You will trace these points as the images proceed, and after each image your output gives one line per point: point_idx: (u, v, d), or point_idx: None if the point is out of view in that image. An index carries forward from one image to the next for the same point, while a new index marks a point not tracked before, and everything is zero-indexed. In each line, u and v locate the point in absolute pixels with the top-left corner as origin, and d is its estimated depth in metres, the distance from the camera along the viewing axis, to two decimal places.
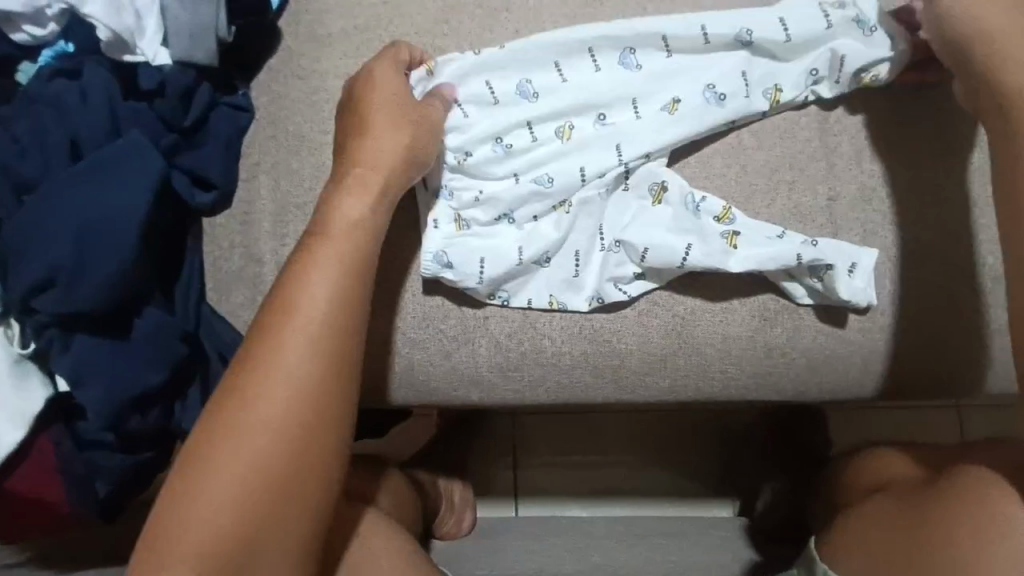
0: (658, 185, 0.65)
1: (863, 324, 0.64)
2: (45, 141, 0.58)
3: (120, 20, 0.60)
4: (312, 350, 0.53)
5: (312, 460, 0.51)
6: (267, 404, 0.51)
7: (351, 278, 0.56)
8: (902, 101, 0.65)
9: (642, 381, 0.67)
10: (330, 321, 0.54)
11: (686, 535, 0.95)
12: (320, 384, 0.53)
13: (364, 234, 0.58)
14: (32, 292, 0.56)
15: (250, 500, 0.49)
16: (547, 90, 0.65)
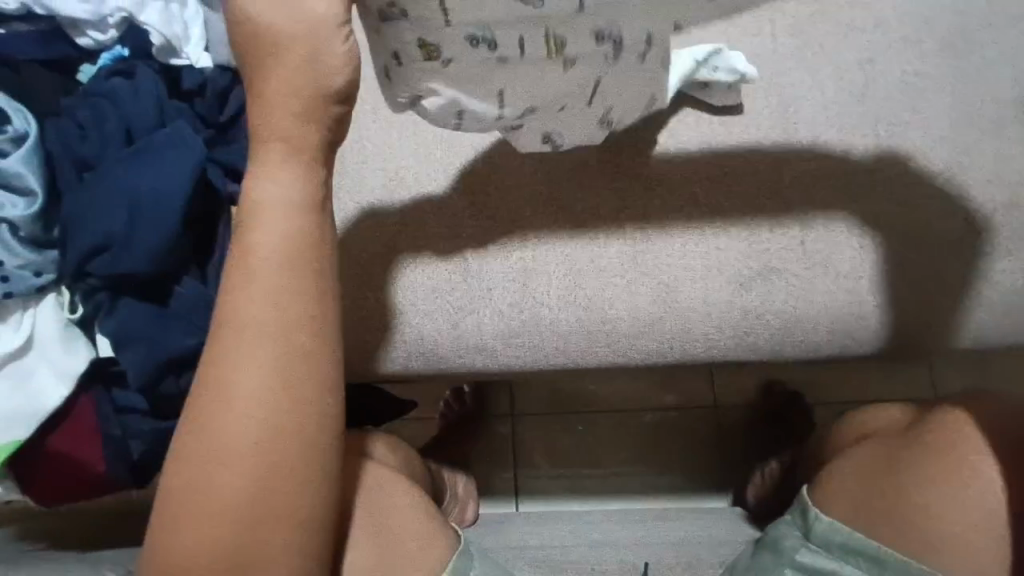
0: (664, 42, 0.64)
1: (832, 287, 0.72)
2: (103, 127, 0.66)
3: (170, 28, 0.69)
4: (265, 352, 0.55)
5: (293, 447, 0.55)
6: (234, 404, 0.54)
7: (294, 275, 0.56)
8: (853, 93, 0.75)
9: (634, 346, 0.73)
10: (278, 319, 0.55)
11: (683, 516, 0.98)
12: (290, 347, 0.56)
13: (304, 200, 0.57)
14: (85, 257, 0.64)
15: (242, 490, 0.54)
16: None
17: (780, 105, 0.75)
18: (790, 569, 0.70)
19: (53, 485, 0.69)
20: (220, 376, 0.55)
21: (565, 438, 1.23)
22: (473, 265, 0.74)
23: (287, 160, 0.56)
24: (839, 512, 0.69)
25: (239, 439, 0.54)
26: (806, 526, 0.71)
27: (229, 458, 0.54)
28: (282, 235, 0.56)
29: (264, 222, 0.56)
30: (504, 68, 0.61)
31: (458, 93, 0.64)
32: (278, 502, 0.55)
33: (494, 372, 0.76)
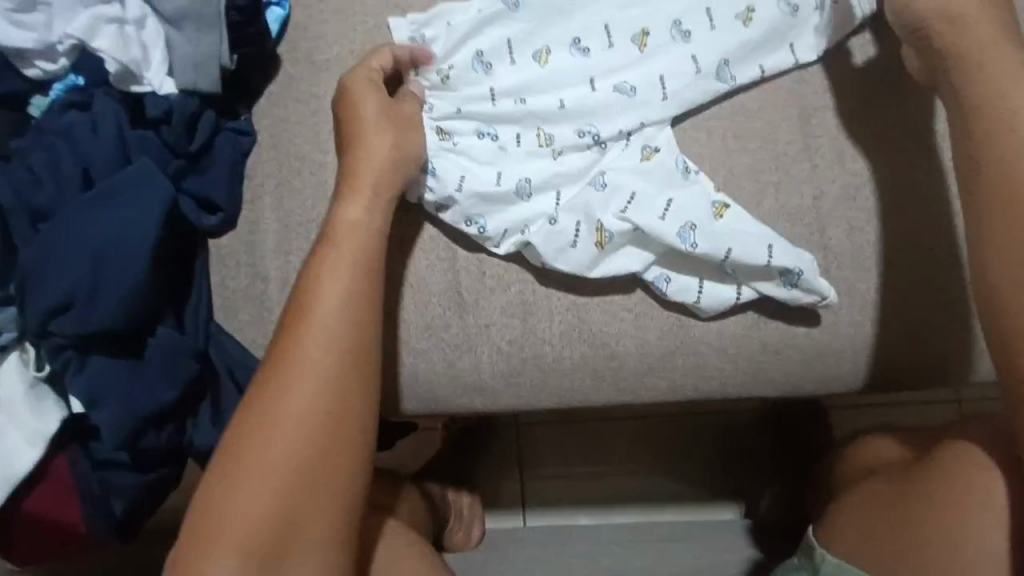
0: (650, 147, 0.68)
1: (866, 322, 0.66)
2: (61, 168, 0.60)
3: (126, 53, 0.63)
4: (318, 388, 0.57)
5: (329, 478, 0.56)
6: (280, 424, 0.56)
7: (354, 326, 0.60)
8: (879, 100, 0.68)
9: (642, 382, 0.68)
10: (342, 333, 0.59)
11: (688, 536, 0.96)
12: (347, 365, 0.59)
13: (369, 233, 0.63)
14: (48, 315, 0.59)
15: (270, 512, 0.54)
16: (542, 107, 0.68)
17: (800, 113, 0.68)
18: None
19: (32, 547, 0.66)
20: (278, 395, 0.57)
21: (572, 449, 1.20)
22: (468, 296, 0.69)
23: (367, 209, 0.63)
24: (855, 548, 0.62)
25: (278, 449, 0.55)
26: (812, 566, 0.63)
27: (269, 462, 0.55)
28: (348, 260, 0.61)
29: (329, 272, 0.61)
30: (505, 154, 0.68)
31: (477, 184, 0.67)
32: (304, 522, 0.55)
33: (494, 412, 0.72)
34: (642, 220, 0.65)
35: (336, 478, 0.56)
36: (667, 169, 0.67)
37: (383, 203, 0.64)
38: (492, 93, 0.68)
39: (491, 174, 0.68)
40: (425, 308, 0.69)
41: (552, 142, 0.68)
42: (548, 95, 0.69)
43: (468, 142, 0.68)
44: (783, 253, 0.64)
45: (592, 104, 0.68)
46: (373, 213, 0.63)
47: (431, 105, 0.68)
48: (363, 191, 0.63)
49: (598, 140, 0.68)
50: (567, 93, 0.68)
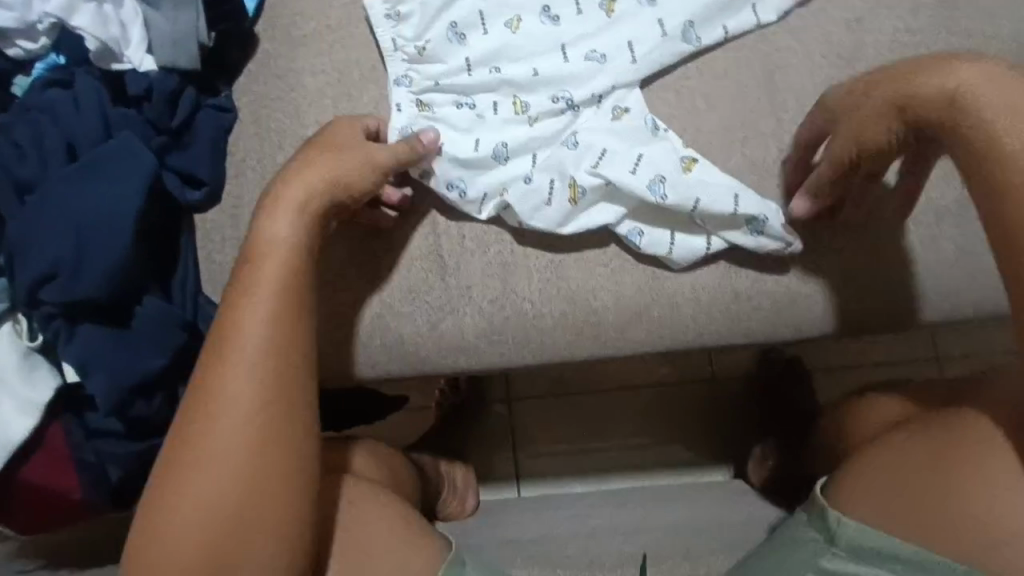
0: (621, 107, 0.70)
1: (832, 268, 0.69)
2: (44, 144, 0.62)
3: (106, 31, 0.64)
4: (246, 416, 0.54)
5: (266, 506, 0.53)
6: (208, 457, 0.53)
7: (279, 345, 0.57)
8: (841, 55, 0.70)
9: (619, 335, 0.71)
10: (266, 362, 0.56)
11: (678, 497, 0.98)
12: (272, 396, 0.55)
13: (295, 252, 0.60)
14: (37, 285, 0.60)
15: (206, 550, 0.52)
16: (515, 74, 0.70)
17: (765, 70, 0.70)
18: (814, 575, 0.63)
19: (31, 515, 0.68)
20: (202, 427, 0.54)
21: (564, 423, 1.22)
22: (449, 259, 0.71)
23: (291, 222, 0.60)
24: (871, 516, 0.61)
25: (205, 489, 0.52)
26: (827, 529, 0.63)
27: (194, 499, 0.52)
28: (270, 286, 0.58)
29: (247, 292, 0.58)
30: (480, 120, 0.70)
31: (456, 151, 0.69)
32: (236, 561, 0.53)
33: (478, 372, 0.73)
34: (613, 176, 0.67)
35: (270, 508, 0.53)
36: (637, 129, 0.69)
37: (307, 216, 0.61)
38: (467, 64, 0.70)
39: (468, 140, 0.69)
40: (402, 280, 0.72)
41: (527, 107, 0.70)
42: (521, 62, 0.71)
43: (443, 109, 0.70)
44: (747, 199, 0.67)
45: (563, 69, 0.70)
46: (302, 224, 0.61)
47: (407, 76, 0.71)
48: (286, 203, 0.61)
49: (569, 102, 0.70)
50: (538, 59, 0.71)
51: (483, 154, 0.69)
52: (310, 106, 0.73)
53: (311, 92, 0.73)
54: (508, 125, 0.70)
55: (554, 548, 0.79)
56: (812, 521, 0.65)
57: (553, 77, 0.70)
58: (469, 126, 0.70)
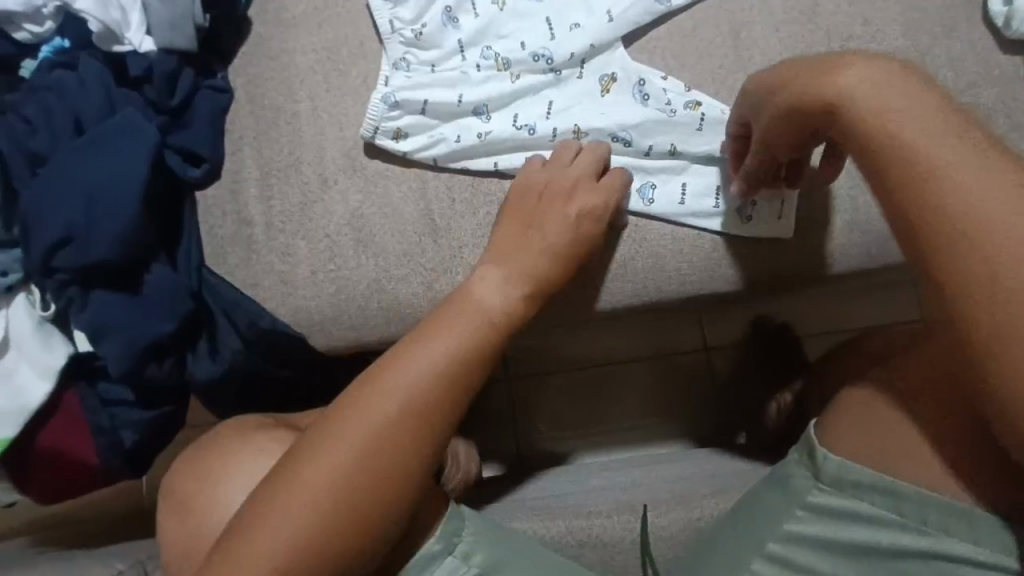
0: (608, 76, 0.74)
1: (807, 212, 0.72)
2: (52, 119, 0.66)
3: (106, 13, 0.68)
4: (390, 451, 0.54)
5: (380, 529, 0.55)
6: (352, 468, 0.53)
7: (450, 385, 0.57)
8: (802, 11, 0.74)
9: (606, 287, 0.73)
10: (418, 408, 0.56)
11: (667, 461, 0.99)
12: (414, 441, 0.55)
13: (492, 293, 0.62)
14: (49, 252, 0.64)
15: (318, 542, 0.52)
16: (507, 52, 0.75)
17: (731, 29, 0.74)
18: (803, 510, 0.63)
19: (49, 481, 0.70)
20: (354, 437, 0.54)
21: (560, 399, 1.25)
22: (439, 221, 0.74)
23: (501, 283, 0.63)
24: (850, 448, 0.61)
25: (332, 508, 0.53)
26: (813, 466, 0.62)
27: (317, 520, 0.52)
28: (470, 323, 0.60)
29: (457, 319, 0.60)
30: (479, 87, 0.74)
31: (469, 135, 0.73)
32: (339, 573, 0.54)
33: None
34: None
35: (383, 530, 0.55)
36: (624, 97, 0.74)
37: (515, 284, 0.63)
38: (460, 46, 0.75)
39: (476, 121, 0.74)
40: (396, 243, 0.74)
41: (508, 64, 0.74)
42: (511, 41, 0.75)
43: (437, 92, 0.73)
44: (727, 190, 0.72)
45: (549, 41, 0.74)
46: (507, 295, 0.62)
47: (405, 59, 0.74)
48: (496, 274, 0.63)
49: (553, 70, 0.74)
50: (525, 36, 0.75)
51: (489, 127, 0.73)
52: (302, 82, 0.77)
53: (302, 70, 0.77)
54: (501, 96, 0.74)
55: (553, 503, 0.80)
56: (801, 458, 0.64)
57: (540, 52, 0.74)
58: (476, 105, 0.73)
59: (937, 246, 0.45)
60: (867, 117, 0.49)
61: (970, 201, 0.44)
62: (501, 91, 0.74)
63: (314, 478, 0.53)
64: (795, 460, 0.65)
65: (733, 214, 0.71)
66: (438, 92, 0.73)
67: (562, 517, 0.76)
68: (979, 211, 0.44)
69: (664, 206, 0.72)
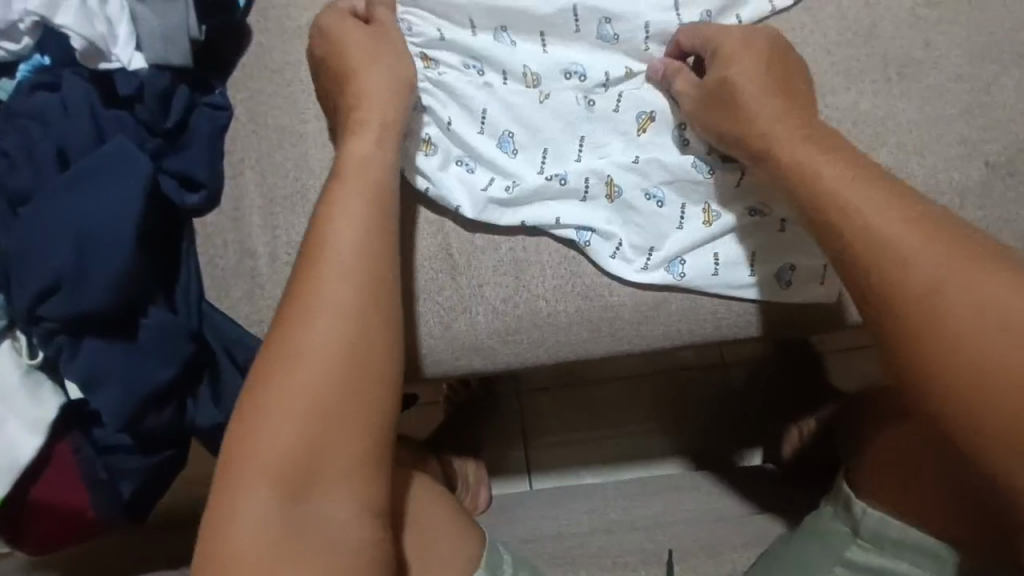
0: (647, 113, 0.68)
1: None
2: (35, 152, 0.60)
3: (90, 28, 0.61)
4: (328, 337, 0.53)
5: (350, 417, 0.52)
6: (300, 377, 0.51)
7: (368, 259, 0.56)
8: (858, 33, 0.67)
9: (637, 330, 0.69)
10: (344, 283, 0.55)
11: (683, 487, 0.96)
12: (349, 320, 0.54)
13: (378, 173, 0.60)
14: (36, 300, 0.58)
15: (293, 464, 0.50)
16: (539, 68, 0.68)
17: None
18: (840, 566, 0.62)
19: (39, 535, 0.66)
20: (294, 350, 0.52)
21: (571, 413, 1.19)
22: (459, 258, 0.69)
23: (376, 144, 0.61)
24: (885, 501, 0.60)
25: (289, 407, 0.51)
26: (852, 520, 0.62)
27: (277, 422, 0.50)
28: (367, 202, 0.58)
29: (347, 201, 0.58)
30: (504, 108, 0.68)
31: (490, 184, 0.68)
32: (326, 469, 0.51)
33: (496, 372, 0.72)
34: (638, 239, 0.68)
35: (358, 419, 0.52)
36: (661, 140, 0.68)
37: (390, 140, 0.61)
38: (486, 65, 0.68)
39: (502, 161, 0.68)
40: (414, 285, 0.69)
41: (539, 81, 0.68)
42: (541, 60, 0.68)
43: (462, 121, 0.68)
44: (772, 256, 0.67)
45: (585, 61, 0.68)
46: (378, 148, 0.61)
47: (425, 73, 0.67)
48: (369, 131, 0.61)
49: (587, 99, 0.68)
50: (556, 50, 0.68)
51: (514, 170, 0.68)
52: (308, 100, 0.70)
53: (309, 87, 0.70)
54: (526, 124, 0.68)
55: (575, 550, 0.77)
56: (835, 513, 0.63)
57: (573, 80, 0.68)
58: (501, 133, 0.68)
59: (842, 229, 0.51)
60: (778, 135, 0.58)
61: (841, 187, 0.52)
62: (527, 117, 0.68)
63: (259, 389, 0.52)
64: (829, 514, 0.63)
65: (772, 282, 0.67)
66: (457, 117, 0.68)
67: (585, 569, 0.73)
68: (846, 199, 0.52)
69: (697, 280, 0.67)
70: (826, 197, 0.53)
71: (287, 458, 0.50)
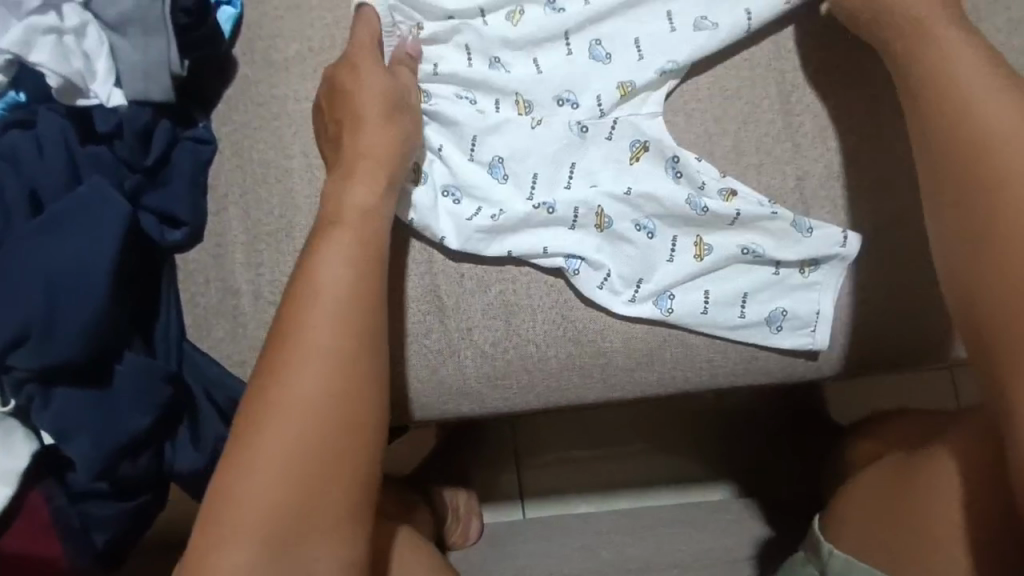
0: (640, 142, 0.66)
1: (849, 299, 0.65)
2: (5, 194, 0.58)
3: (67, 66, 0.60)
4: (317, 390, 0.53)
5: (335, 470, 0.52)
6: (284, 434, 0.52)
7: (357, 309, 0.56)
8: (862, 74, 0.66)
9: (630, 377, 0.67)
10: (335, 335, 0.55)
11: (689, 519, 0.95)
12: (339, 371, 0.54)
13: (369, 218, 0.60)
14: (4, 350, 0.56)
15: (274, 515, 0.51)
16: (525, 86, 0.66)
17: (780, 92, 0.66)
18: None
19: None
20: (281, 404, 0.53)
21: (567, 439, 1.13)
22: (447, 299, 0.67)
23: (372, 189, 0.60)
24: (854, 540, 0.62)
25: (275, 459, 0.51)
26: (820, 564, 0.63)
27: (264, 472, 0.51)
28: (354, 248, 0.58)
29: (333, 249, 0.57)
30: (491, 131, 0.66)
31: (475, 211, 0.65)
32: (307, 523, 0.51)
33: (484, 415, 0.70)
34: (628, 270, 0.65)
35: (343, 471, 0.53)
36: (654, 170, 0.65)
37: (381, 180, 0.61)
38: (472, 90, 0.66)
39: (488, 189, 0.66)
40: (401, 327, 0.67)
41: (529, 107, 0.66)
42: (529, 79, 0.66)
43: (450, 148, 0.66)
44: (766, 297, 0.65)
45: (574, 75, 0.66)
46: (375, 193, 0.60)
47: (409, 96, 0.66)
48: (359, 172, 0.61)
49: (577, 126, 0.66)
50: (546, 67, 0.66)
51: (501, 196, 0.66)
52: (294, 135, 0.68)
53: (295, 121, 0.68)
54: (513, 151, 0.66)
55: None
56: (808, 560, 0.65)
57: (562, 98, 0.66)
58: (490, 161, 0.66)
59: (979, 170, 0.54)
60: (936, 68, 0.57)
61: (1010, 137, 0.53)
62: (517, 143, 0.66)
63: (246, 438, 0.52)
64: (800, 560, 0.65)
65: (763, 325, 0.65)
66: (447, 142, 0.66)
67: None
68: (994, 142, 0.53)
69: (685, 317, 0.65)
70: (982, 141, 0.54)
71: (271, 511, 0.51)
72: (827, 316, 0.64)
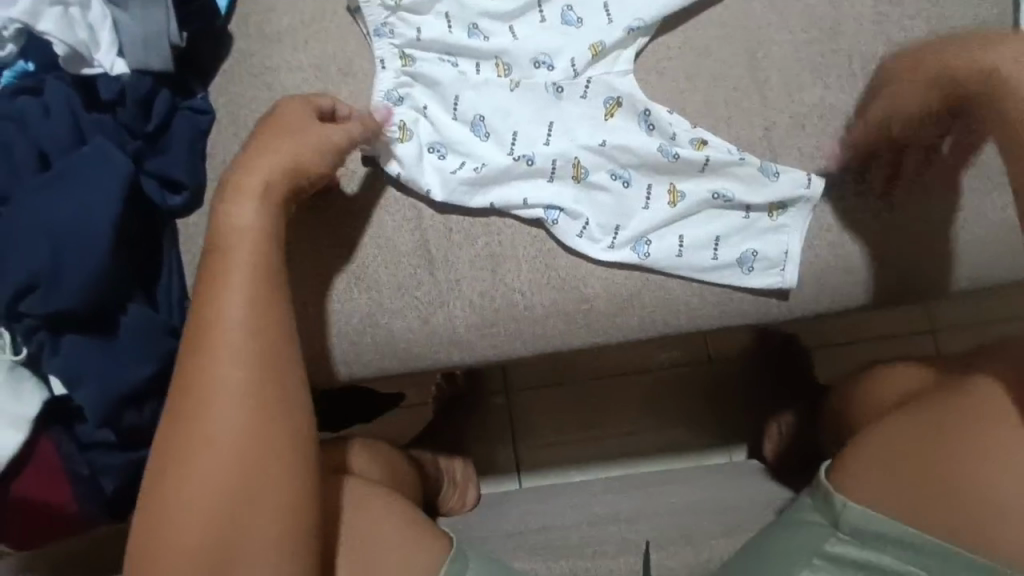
0: (613, 98, 0.70)
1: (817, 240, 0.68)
2: (15, 153, 0.61)
3: (72, 34, 0.64)
4: (231, 397, 0.52)
5: (266, 473, 0.51)
6: (203, 448, 0.51)
7: (263, 314, 0.55)
8: (823, 31, 0.70)
9: (613, 322, 0.70)
10: (240, 343, 0.54)
11: (681, 480, 0.98)
12: (252, 375, 0.53)
13: (262, 237, 0.58)
14: (16, 297, 0.60)
15: (215, 538, 0.50)
16: (503, 52, 0.70)
17: (747, 49, 0.70)
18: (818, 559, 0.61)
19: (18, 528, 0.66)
20: (194, 423, 0.51)
21: (561, 409, 1.16)
22: (436, 253, 0.70)
23: (257, 208, 0.58)
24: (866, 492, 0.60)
25: (200, 475, 0.50)
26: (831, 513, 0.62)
27: (191, 492, 0.50)
28: (257, 261, 0.57)
29: (235, 263, 0.56)
30: (473, 92, 0.70)
31: (460, 167, 0.69)
32: (248, 531, 0.51)
33: (473, 366, 0.73)
34: (606, 218, 0.69)
35: (275, 471, 0.52)
36: (628, 125, 0.69)
37: (270, 201, 0.59)
38: (455, 54, 0.70)
39: (471, 147, 0.69)
40: (393, 280, 0.70)
41: (509, 70, 0.70)
42: (507, 45, 0.70)
43: (435, 109, 0.70)
44: (736, 239, 0.68)
45: (550, 42, 0.70)
46: (261, 213, 0.59)
47: (395, 60, 0.69)
48: (252, 175, 0.59)
49: (554, 87, 0.70)
50: (524, 34, 0.70)
51: (484, 153, 0.69)
52: None
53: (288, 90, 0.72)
54: (495, 110, 0.70)
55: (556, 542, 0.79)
56: (816, 508, 0.64)
57: (538, 62, 0.70)
58: (472, 121, 0.70)
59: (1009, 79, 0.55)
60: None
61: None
62: (498, 104, 0.70)
63: (166, 461, 0.51)
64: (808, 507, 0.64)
65: (735, 267, 0.68)
66: (432, 102, 0.70)
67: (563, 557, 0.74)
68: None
69: (661, 261, 0.68)
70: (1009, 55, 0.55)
71: (206, 528, 0.50)
72: (796, 257, 0.68)
